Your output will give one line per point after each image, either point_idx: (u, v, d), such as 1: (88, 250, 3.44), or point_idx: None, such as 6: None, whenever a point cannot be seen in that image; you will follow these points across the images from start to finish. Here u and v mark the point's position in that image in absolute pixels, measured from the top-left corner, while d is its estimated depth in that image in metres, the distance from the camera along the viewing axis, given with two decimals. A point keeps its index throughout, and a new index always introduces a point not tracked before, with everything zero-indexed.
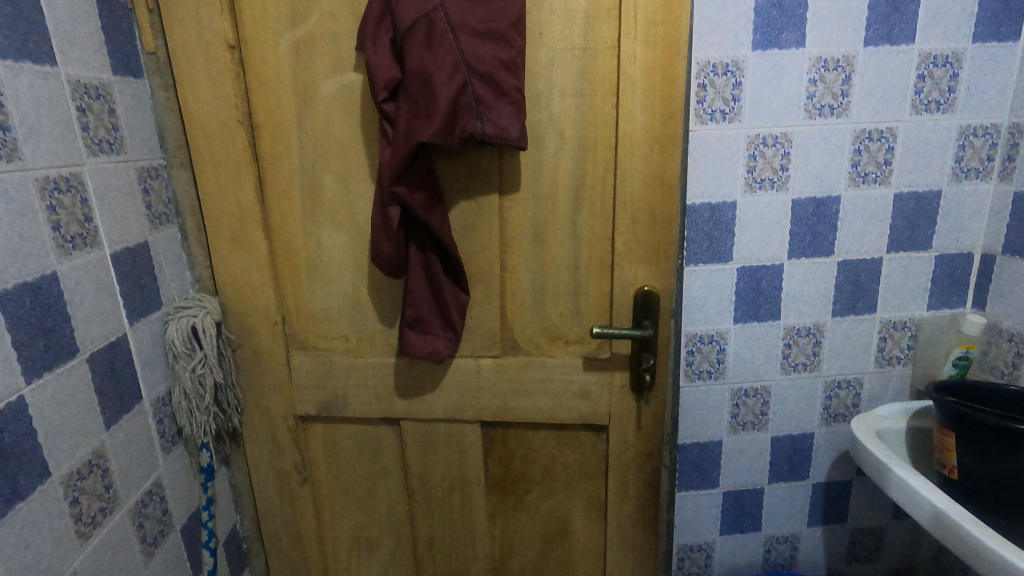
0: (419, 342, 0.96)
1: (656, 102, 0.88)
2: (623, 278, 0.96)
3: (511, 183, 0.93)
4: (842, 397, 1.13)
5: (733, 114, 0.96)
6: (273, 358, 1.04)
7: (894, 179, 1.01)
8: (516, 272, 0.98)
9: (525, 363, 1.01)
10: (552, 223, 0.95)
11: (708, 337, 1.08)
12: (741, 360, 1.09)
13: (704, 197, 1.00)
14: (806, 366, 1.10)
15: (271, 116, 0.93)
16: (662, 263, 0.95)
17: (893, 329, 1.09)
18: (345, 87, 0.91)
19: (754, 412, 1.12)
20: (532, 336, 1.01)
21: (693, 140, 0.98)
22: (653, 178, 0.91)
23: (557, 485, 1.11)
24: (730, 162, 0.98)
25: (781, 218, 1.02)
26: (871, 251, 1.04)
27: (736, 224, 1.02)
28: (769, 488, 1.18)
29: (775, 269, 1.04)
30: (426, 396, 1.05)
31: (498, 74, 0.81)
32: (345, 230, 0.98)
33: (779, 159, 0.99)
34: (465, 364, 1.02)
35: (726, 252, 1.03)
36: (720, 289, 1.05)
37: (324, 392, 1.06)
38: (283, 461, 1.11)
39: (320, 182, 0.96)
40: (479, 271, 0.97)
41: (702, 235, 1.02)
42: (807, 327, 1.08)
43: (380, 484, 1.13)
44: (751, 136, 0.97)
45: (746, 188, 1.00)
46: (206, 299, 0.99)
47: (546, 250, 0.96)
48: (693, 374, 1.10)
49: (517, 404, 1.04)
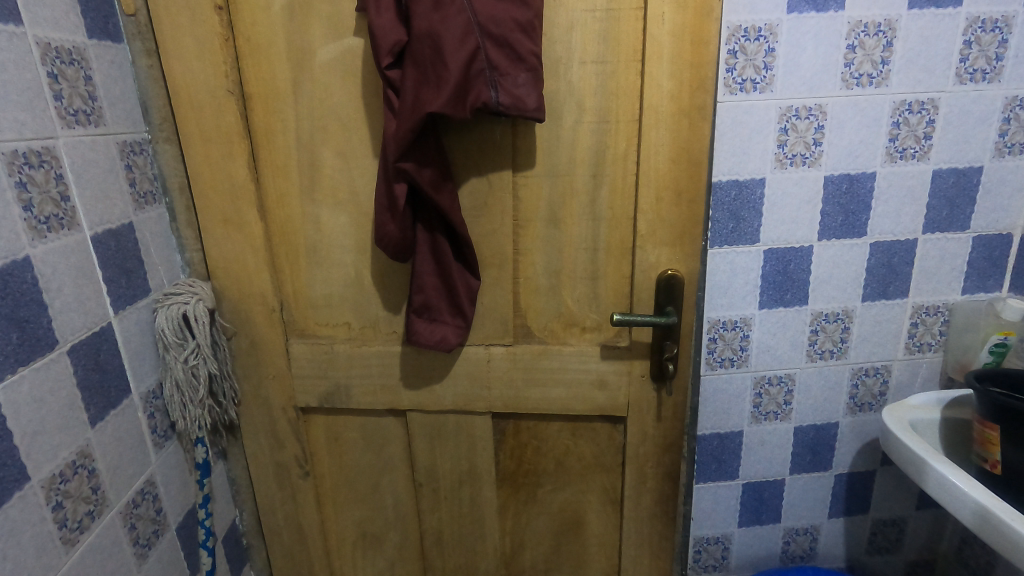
0: (427, 331, 0.90)
1: (685, 69, 0.80)
2: (645, 261, 0.89)
3: (525, 158, 0.86)
4: (869, 385, 1.08)
5: (765, 83, 0.89)
6: (271, 347, 0.98)
7: (933, 154, 0.94)
8: (529, 254, 0.91)
9: (539, 352, 0.96)
10: (570, 203, 0.88)
11: (731, 323, 1.02)
12: (765, 347, 1.04)
13: (731, 174, 0.93)
14: (833, 353, 1.05)
15: (265, 85, 0.86)
16: (688, 245, 0.89)
17: (925, 314, 1.04)
18: (344, 54, 0.84)
19: (777, 402, 1.07)
20: (546, 322, 0.95)
21: (721, 113, 0.91)
22: (680, 153, 0.84)
23: (570, 477, 1.06)
24: (760, 135, 0.92)
25: (811, 196, 0.95)
26: (905, 232, 0.99)
27: (764, 203, 0.95)
28: (790, 479, 1.13)
29: (805, 250, 0.98)
30: (434, 386, 0.99)
31: (514, 37, 0.74)
32: (346, 211, 0.91)
33: (812, 133, 0.92)
34: (476, 353, 0.96)
35: (752, 234, 0.97)
36: (745, 272, 0.99)
37: (325, 383, 1.00)
38: (284, 453, 1.05)
39: (319, 157, 0.89)
40: (490, 254, 0.91)
41: (728, 215, 0.95)
42: (835, 312, 1.03)
43: (386, 477, 1.08)
44: (783, 108, 0.90)
45: (775, 164, 0.93)
46: (198, 285, 0.92)
47: (563, 231, 0.90)
48: (715, 362, 1.04)
49: (530, 394, 0.98)
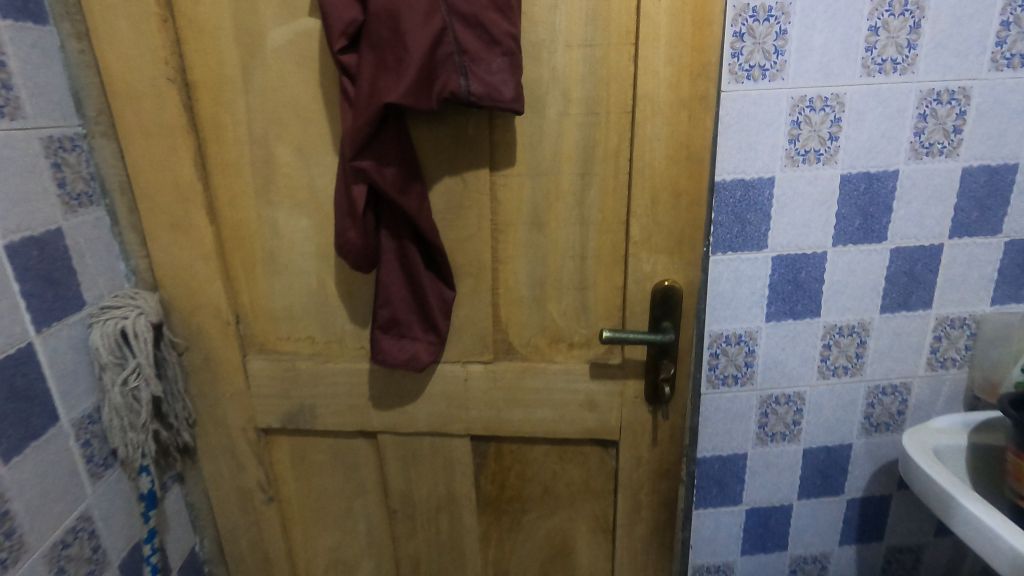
0: (395, 348, 0.81)
1: (685, 53, 0.70)
2: (640, 270, 0.80)
3: (504, 155, 0.77)
4: (886, 404, 0.98)
5: (776, 70, 0.79)
6: (227, 363, 0.89)
7: (963, 150, 0.84)
8: (510, 262, 0.82)
9: (522, 370, 0.86)
10: (555, 205, 0.79)
11: (735, 337, 0.92)
12: (773, 363, 0.94)
13: (736, 173, 0.84)
14: (847, 370, 0.95)
15: (212, 73, 0.76)
16: (688, 252, 0.79)
17: (950, 327, 0.94)
18: (299, 37, 0.74)
19: (784, 422, 0.98)
20: (530, 338, 0.86)
21: (725, 104, 0.81)
22: (679, 149, 0.74)
23: (558, 504, 0.97)
24: (768, 128, 0.82)
25: (826, 197, 0.86)
26: (930, 236, 0.89)
27: (773, 206, 0.85)
28: (798, 504, 1.04)
29: (818, 257, 0.89)
30: (406, 406, 0.90)
31: (487, 16, 0.64)
32: (306, 213, 0.82)
33: (828, 127, 0.82)
34: (452, 371, 0.87)
35: (759, 239, 0.87)
36: (751, 281, 0.89)
37: (288, 402, 0.91)
38: (245, 477, 0.96)
39: (274, 154, 0.79)
40: (466, 263, 0.82)
41: (733, 219, 0.86)
42: (850, 325, 0.93)
43: (357, 502, 0.99)
44: (796, 98, 0.80)
45: (786, 162, 0.83)
46: (142, 296, 0.82)
47: (547, 237, 0.80)
48: (717, 380, 0.95)
49: (512, 416, 0.89)
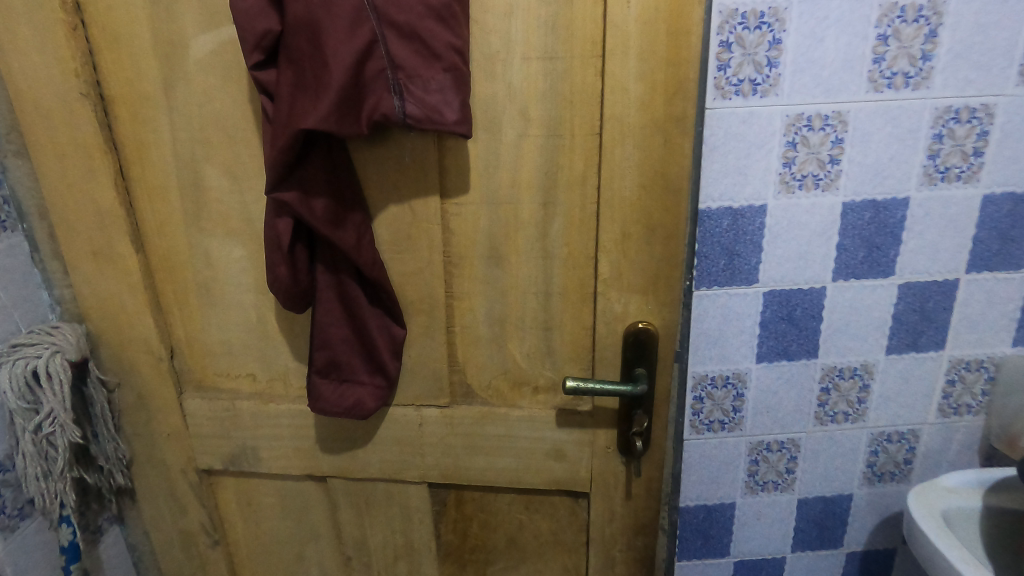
0: (336, 394, 0.72)
1: (659, 68, 0.61)
2: (610, 311, 0.71)
3: (457, 181, 0.68)
4: (891, 452, 0.89)
5: (769, 84, 0.69)
6: (162, 401, 0.82)
7: (984, 174, 0.74)
8: (466, 299, 0.73)
9: (481, 415, 0.78)
10: (515, 237, 0.70)
11: (722, 379, 0.83)
12: (764, 407, 0.85)
13: (723, 200, 0.74)
14: (848, 416, 0.86)
15: (131, 87, 0.68)
16: (664, 292, 0.69)
17: (965, 370, 0.84)
18: (223, 47, 0.65)
19: (777, 470, 0.89)
20: (490, 380, 0.77)
21: (710, 123, 0.71)
22: (653, 177, 0.65)
23: (525, 557, 0.88)
24: (760, 150, 0.72)
25: (825, 227, 0.76)
26: (944, 271, 0.79)
27: (765, 236, 0.76)
28: (792, 557, 0.95)
29: (815, 293, 0.79)
30: (357, 451, 0.82)
31: (425, 27, 0.55)
32: (242, 242, 0.74)
33: (827, 149, 0.72)
34: (404, 415, 0.79)
35: (749, 273, 0.77)
36: (739, 318, 0.80)
37: (229, 443, 0.84)
38: (189, 520, 0.89)
39: (203, 177, 0.71)
40: (417, 299, 0.73)
41: (719, 251, 0.76)
42: (852, 367, 0.83)
43: (310, 548, 0.92)
44: (791, 116, 0.71)
45: (779, 187, 0.74)
46: (63, 330, 0.75)
47: (506, 271, 0.72)
48: (701, 425, 0.86)
49: (472, 463, 0.81)
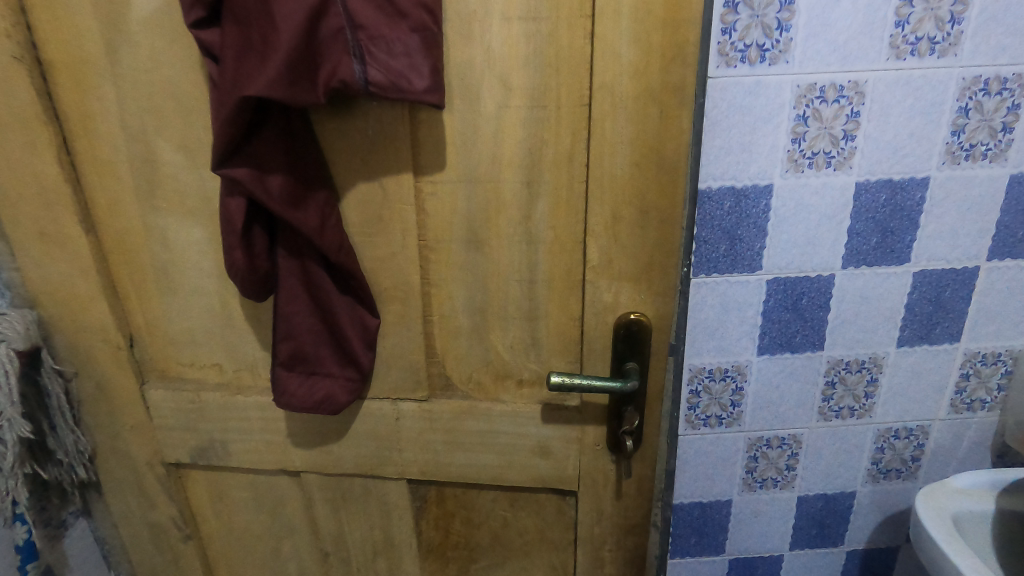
0: (302, 388, 0.67)
1: (655, 29, 0.54)
2: (599, 300, 0.65)
3: (431, 157, 0.62)
4: (898, 449, 0.84)
5: (779, 50, 0.62)
6: (123, 392, 0.77)
7: (1013, 153, 0.67)
8: (444, 286, 0.68)
9: (462, 410, 0.73)
10: (496, 219, 0.64)
11: (719, 372, 0.78)
12: (764, 402, 0.80)
13: (725, 179, 0.68)
14: (854, 412, 0.81)
15: (70, 50, 0.61)
16: (658, 281, 0.64)
17: (980, 364, 0.79)
18: (169, 4, 0.58)
19: (776, 467, 0.84)
20: (471, 373, 0.72)
21: (713, 94, 0.64)
22: (647, 154, 0.58)
23: (510, 555, 0.84)
24: (766, 124, 0.65)
25: (836, 209, 0.69)
26: (963, 258, 0.73)
27: (770, 219, 0.69)
28: (789, 555, 0.91)
29: (823, 281, 0.73)
30: (330, 446, 0.77)
31: None
32: (200, 223, 0.68)
33: (842, 123, 0.66)
34: (380, 409, 0.74)
35: (752, 260, 0.72)
36: (740, 308, 0.74)
37: (196, 436, 0.79)
38: (158, 514, 0.85)
39: (154, 151, 0.65)
40: (390, 286, 0.67)
41: (720, 235, 0.70)
42: (860, 360, 0.78)
43: (286, 543, 0.88)
44: (803, 86, 0.64)
45: (788, 166, 0.67)
46: (14, 315, 0.69)
47: (487, 257, 0.66)
48: (697, 420, 0.81)
49: (453, 460, 0.76)
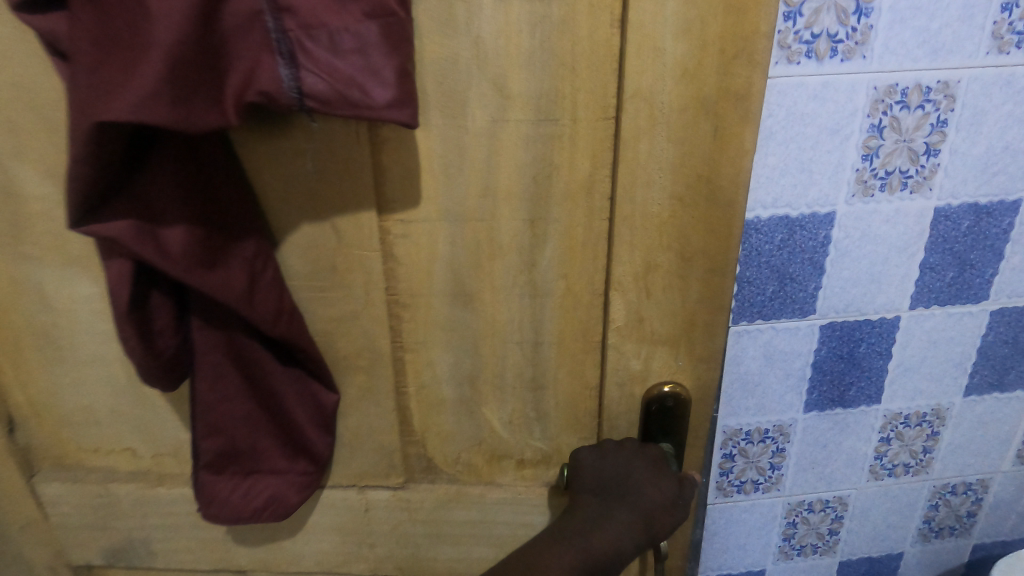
0: (239, 493, 0.51)
1: (712, 15, 0.38)
2: (624, 369, 0.51)
3: (401, 189, 0.45)
4: (954, 505, 0.72)
5: (856, 43, 0.48)
6: (6, 486, 0.59)
7: None
8: (422, 351, 0.52)
9: (448, 498, 0.58)
10: (490, 267, 0.48)
11: (759, 434, 0.65)
12: (808, 464, 0.67)
13: (778, 207, 0.54)
14: (909, 469, 0.69)
15: None
16: (702, 344, 0.49)
17: None
18: None
19: (817, 532, 0.72)
20: (460, 454, 0.57)
21: (769, 98, 0.49)
22: (694, 185, 0.43)
23: None
24: (832, 137, 0.51)
25: (908, 242, 0.56)
26: None
27: (829, 256, 0.56)
28: None
29: (885, 326, 0.60)
30: (283, 543, 0.61)
31: None
32: (91, 276, 0.51)
33: (925, 134, 0.52)
34: (344, 500, 0.58)
35: (805, 304, 0.58)
36: (787, 360, 0.61)
37: (109, 534, 0.62)
38: None
39: (16, 183, 0.47)
40: (352, 354, 0.52)
41: (768, 275, 0.56)
42: (920, 413, 0.66)
43: None
44: (881, 89, 0.50)
45: (854, 189, 0.53)
46: None
47: (479, 315, 0.50)
48: (730, 487, 0.68)
49: (438, 553, 0.61)
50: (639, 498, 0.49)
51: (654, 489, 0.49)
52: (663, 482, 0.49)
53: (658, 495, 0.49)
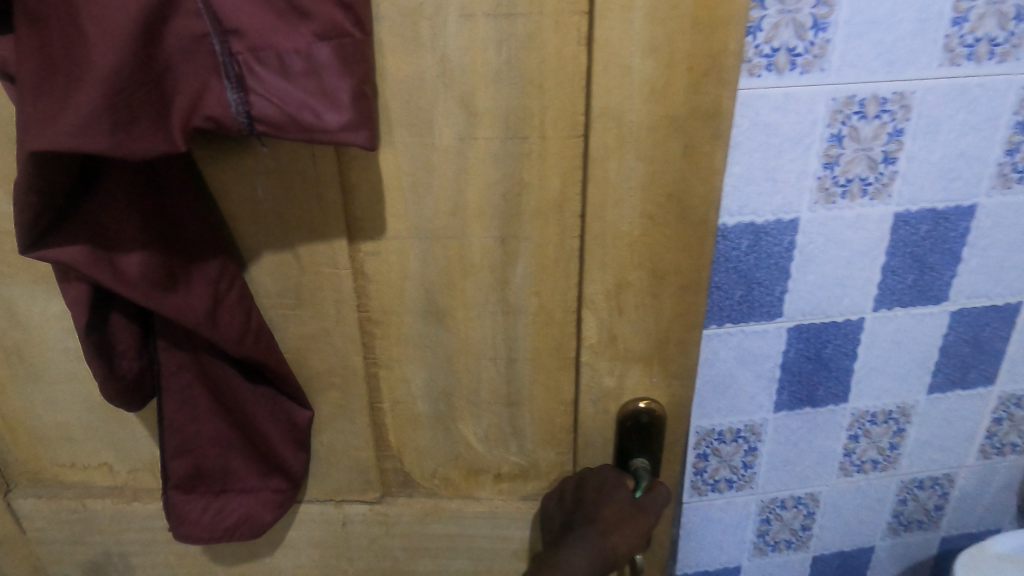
0: (209, 512, 0.51)
1: (679, 33, 0.38)
2: (598, 385, 0.50)
3: (369, 207, 0.45)
4: (922, 500, 0.72)
5: (813, 56, 0.47)
6: None
7: None
8: (396, 368, 0.52)
9: (425, 513, 0.58)
10: (462, 284, 0.48)
11: (731, 433, 0.65)
12: (779, 462, 0.67)
13: (742, 214, 0.53)
14: (877, 465, 0.69)
15: None
16: (675, 361, 0.49)
17: (1016, 407, 0.67)
18: None
19: (790, 528, 0.72)
20: (436, 469, 0.57)
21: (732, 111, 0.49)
22: (664, 203, 0.43)
23: None
24: (794, 147, 0.50)
25: (871, 245, 0.56)
26: (1007, 294, 0.60)
27: (793, 259, 0.56)
28: None
29: (851, 327, 0.60)
30: (261, 557, 0.61)
31: None
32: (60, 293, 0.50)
33: (881, 143, 0.51)
34: (321, 514, 0.58)
35: (771, 306, 0.58)
36: (757, 360, 0.61)
37: (86, 548, 0.62)
38: None
39: None
40: (325, 370, 0.51)
41: (735, 279, 0.56)
42: (887, 411, 0.65)
43: None
44: (839, 99, 0.49)
45: (816, 197, 0.53)
46: None
47: (452, 332, 0.50)
48: (704, 486, 0.67)
49: (417, 567, 0.61)
50: (599, 507, 0.50)
51: (609, 503, 0.50)
52: (619, 491, 0.51)
53: (614, 507, 0.50)
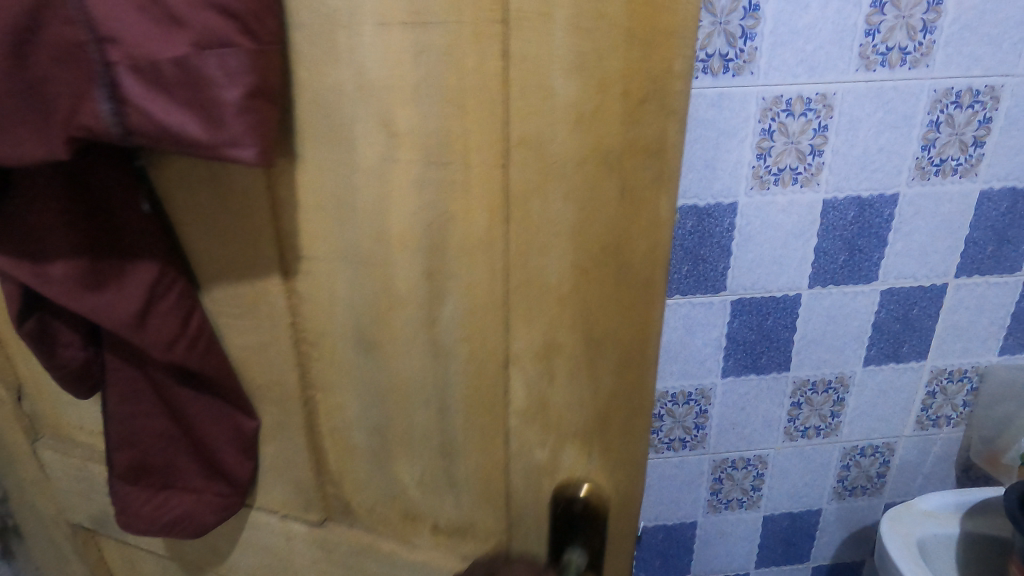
0: (150, 506, 0.53)
1: (608, 49, 0.30)
2: (530, 451, 0.43)
3: (298, 225, 0.42)
4: (863, 467, 0.76)
5: (743, 61, 0.56)
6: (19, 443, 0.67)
7: (984, 169, 0.61)
8: (331, 394, 0.49)
9: (362, 547, 0.55)
10: (389, 319, 0.43)
11: (682, 396, 0.71)
12: (728, 424, 0.73)
13: (687, 194, 0.61)
14: (819, 432, 0.74)
15: None
16: (617, 438, 0.41)
17: (947, 381, 0.71)
18: None
19: (743, 488, 0.77)
20: (375, 506, 0.53)
21: None
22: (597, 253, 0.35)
23: None
24: (730, 140, 0.59)
25: (801, 228, 0.63)
26: (931, 275, 0.65)
27: (732, 237, 0.63)
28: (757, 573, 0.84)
29: (789, 302, 0.66)
30: (221, 550, 0.62)
31: None
32: None
33: (808, 138, 0.59)
34: (268, 523, 0.58)
35: (716, 279, 0.65)
36: (703, 329, 0.67)
37: (91, 504, 0.68)
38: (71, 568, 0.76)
39: None
40: (265, 384, 0.50)
41: (680, 251, 0.64)
42: (826, 380, 0.71)
43: None
44: (766, 100, 0.58)
45: (752, 183, 0.61)
46: None
47: (382, 367, 0.46)
48: (659, 444, 0.74)
49: None
50: None
51: None
52: None
53: None
